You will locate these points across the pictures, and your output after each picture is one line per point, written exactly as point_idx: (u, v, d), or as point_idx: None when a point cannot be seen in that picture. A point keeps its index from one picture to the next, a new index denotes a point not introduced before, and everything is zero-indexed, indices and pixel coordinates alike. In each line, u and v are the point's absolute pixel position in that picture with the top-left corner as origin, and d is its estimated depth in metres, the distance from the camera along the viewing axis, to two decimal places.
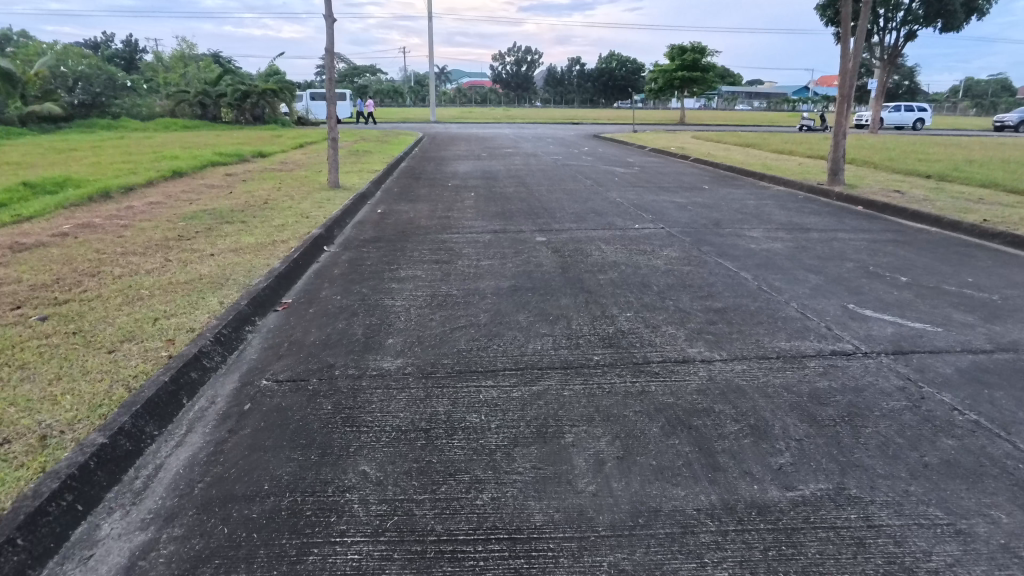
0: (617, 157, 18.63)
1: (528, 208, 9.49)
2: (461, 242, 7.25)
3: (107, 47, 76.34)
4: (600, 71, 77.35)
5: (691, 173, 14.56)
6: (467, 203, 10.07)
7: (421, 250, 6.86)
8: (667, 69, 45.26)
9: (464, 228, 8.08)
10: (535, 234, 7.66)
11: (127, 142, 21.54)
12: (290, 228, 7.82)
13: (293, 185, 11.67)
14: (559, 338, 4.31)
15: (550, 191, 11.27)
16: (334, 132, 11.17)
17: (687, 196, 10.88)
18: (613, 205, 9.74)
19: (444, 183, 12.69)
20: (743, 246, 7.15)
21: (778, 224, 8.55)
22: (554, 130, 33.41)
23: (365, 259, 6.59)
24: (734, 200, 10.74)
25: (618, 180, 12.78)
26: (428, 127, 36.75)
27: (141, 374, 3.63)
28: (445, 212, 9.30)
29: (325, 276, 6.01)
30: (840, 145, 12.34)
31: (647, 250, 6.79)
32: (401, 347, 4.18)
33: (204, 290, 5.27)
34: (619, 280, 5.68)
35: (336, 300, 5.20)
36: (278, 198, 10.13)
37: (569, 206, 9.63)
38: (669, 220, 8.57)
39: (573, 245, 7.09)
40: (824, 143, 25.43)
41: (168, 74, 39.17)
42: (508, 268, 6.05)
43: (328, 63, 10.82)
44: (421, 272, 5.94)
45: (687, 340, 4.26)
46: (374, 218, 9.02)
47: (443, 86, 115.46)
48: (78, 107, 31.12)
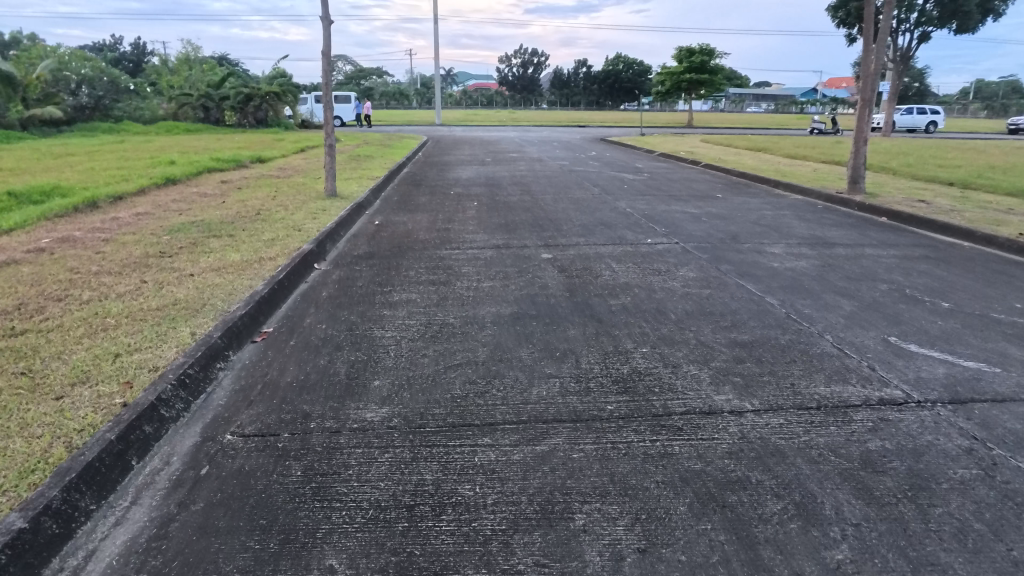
0: (625, 162, 18.13)
1: (533, 219, 9.00)
2: (460, 259, 6.77)
3: (114, 50, 76.53)
4: (607, 73, 76.82)
5: (702, 180, 14.04)
6: (469, 214, 9.59)
7: (417, 268, 6.37)
8: (674, 71, 44.71)
9: (465, 243, 7.59)
10: (541, 250, 7.17)
11: (126, 146, 21.21)
12: (280, 242, 7.36)
13: (289, 193, 11.24)
14: (568, 381, 3.80)
15: (556, 200, 10.78)
16: (330, 138, 10.71)
17: (700, 206, 10.35)
18: (623, 216, 9.23)
19: (446, 191, 12.22)
20: (765, 264, 6.63)
21: (800, 239, 8.02)
22: (560, 133, 32.91)
23: (356, 278, 6.11)
24: (750, 210, 10.21)
25: (627, 188, 12.28)
26: (432, 130, 36.33)
27: (86, 430, 3.15)
28: (445, 224, 8.81)
29: (312, 299, 5.53)
30: (861, 152, 11.77)
31: (661, 269, 6.30)
32: (389, 392, 3.69)
33: (176, 318, 4.80)
34: (632, 306, 5.18)
35: (320, 330, 4.72)
36: (272, 208, 9.68)
37: (576, 217, 9.13)
38: (683, 233, 8.07)
39: (581, 262, 6.60)
40: (837, 147, 24.83)
41: (171, 76, 38.94)
42: (511, 292, 5.55)
43: (325, 66, 10.36)
44: (416, 296, 5.46)
45: (713, 386, 3.75)
46: (370, 231, 8.56)
47: (449, 88, 115.26)
48: (80, 110, 30.90)
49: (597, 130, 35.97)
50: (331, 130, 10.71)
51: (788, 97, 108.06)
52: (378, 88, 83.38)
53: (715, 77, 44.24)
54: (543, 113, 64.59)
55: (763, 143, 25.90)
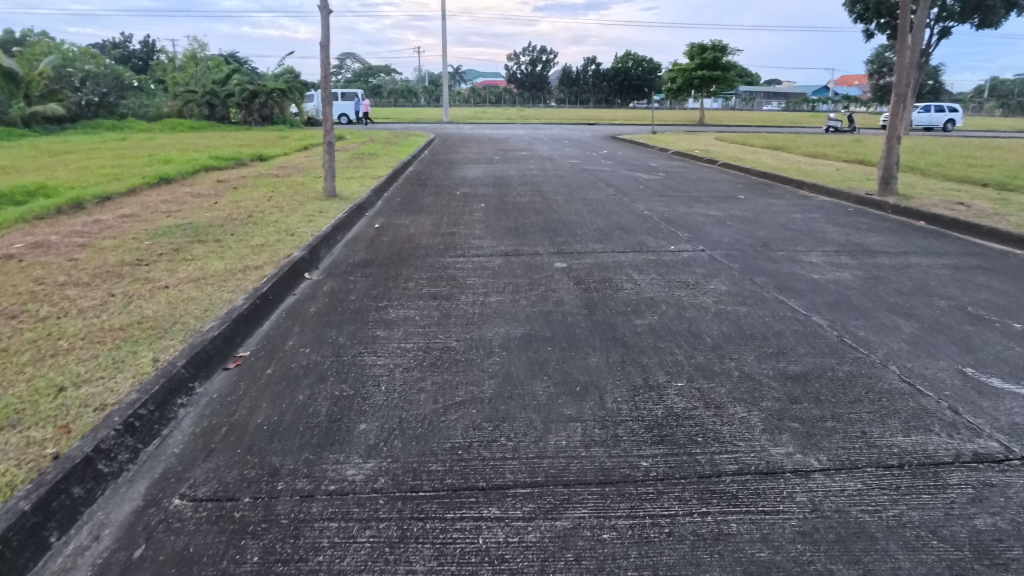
0: (639, 161, 17.42)
1: (545, 223, 8.35)
2: (466, 268, 6.15)
3: (123, 48, 76.55)
4: (616, 71, 75.94)
5: (722, 180, 13.34)
6: (476, 216, 8.97)
7: (417, 279, 5.74)
8: (686, 68, 43.86)
9: (471, 249, 6.95)
10: (554, 258, 6.52)
11: (126, 143, 20.76)
12: (270, 249, 6.77)
13: (287, 194, 10.65)
14: (591, 427, 3.16)
15: (568, 201, 10.12)
16: (330, 135, 10.11)
17: (723, 208, 9.67)
18: (641, 220, 8.56)
19: (452, 191, 11.61)
20: (804, 276, 5.95)
21: (837, 245, 7.33)
22: (570, 131, 32.22)
23: (350, 291, 5.49)
24: (777, 213, 9.50)
25: (643, 189, 11.61)
26: (440, 128, 35.74)
27: (0, 493, 2.55)
28: (450, 228, 8.17)
29: (297, 316, 4.92)
30: (894, 150, 11.03)
31: (690, 282, 5.64)
32: (376, 440, 3.07)
33: (140, 340, 4.20)
34: (661, 327, 4.52)
35: (303, 356, 4.11)
36: (266, 210, 9.09)
37: (590, 221, 8.47)
38: (708, 240, 7.40)
39: (599, 272, 5.95)
40: (857, 146, 24.02)
41: (177, 73, 38.53)
42: (522, 309, 4.91)
43: (323, 58, 9.75)
44: (414, 312, 4.84)
45: (767, 434, 3.10)
46: (369, 235, 7.94)
47: (457, 86, 114.78)
48: (84, 107, 30.52)
49: (608, 128, 35.26)
50: (330, 126, 10.09)
51: (800, 95, 106.59)
52: (386, 86, 82.86)
53: (728, 74, 43.34)
54: (553, 111, 63.91)
55: (781, 141, 25.07)
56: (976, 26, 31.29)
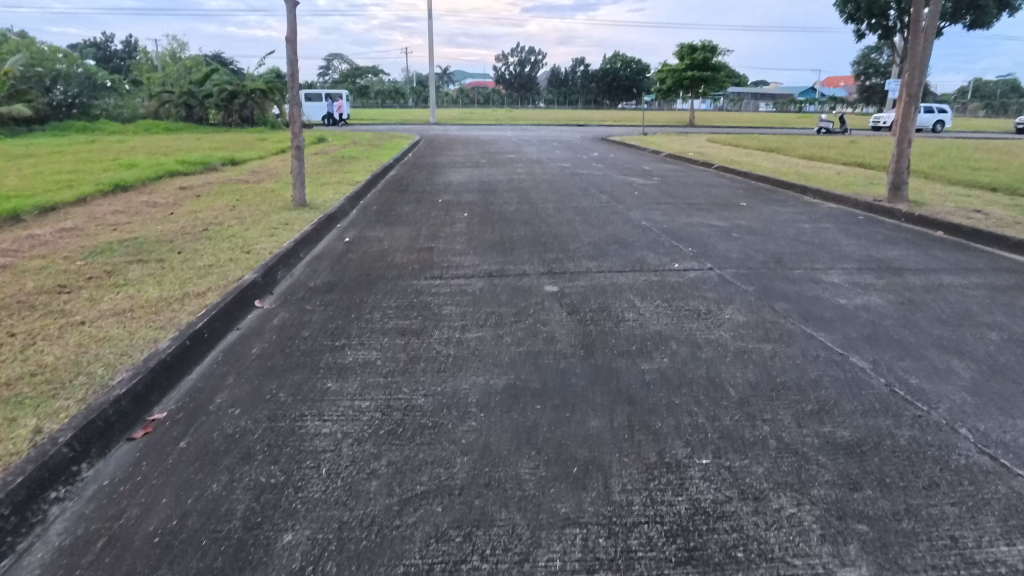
0: (632, 164, 16.68)
1: (533, 236, 7.55)
2: (443, 292, 5.35)
3: (102, 48, 74.91)
4: (605, 71, 75.46)
5: (720, 185, 12.65)
6: (458, 227, 8.18)
7: (384, 309, 4.92)
8: (676, 68, 43.29)
9: (450, 269, 6.13)
10: (544, 279, 5.73)
11: (94, 146, 19.76)
12: (218, 269, 5.91)
13: (253, 202, 9.78)
14: (594, 536, 2.37)
15: (558, 210, 9.34)
16: (298, 138, 9.26)
17: (726, 217, 8.94)
18: (639, 232, 7.79)
19: (433, 198, 10.82)
20: (829, 302, 5.19)
21: (858, 261, 6.61)
22: (560, 132, 31.50)
23: (304, 324, 4.66)
24: (784, 223, 8.78)
25: (638, 195, 10.88)
26: (426, 129, 34.91)
27: None
28: (428, 243, 7.34)
29: (235, 360, 4.07)
30: (904, 154, 10.35)
31: (700, 311, 4.87)
32: (302, 562, 2.25)
33: (25, 401, 3.35)
34: (674, 375, 3.74)
35: (229, 420, 3.27)
36: (225, 222, 8.23)
37: (583, 234, 7.69)
38: (716, 256, 6.63)
39: (596, 299, 5.17)
40: (853, 147, 23.48)
41: (153, 72, 37.33)
42: (505, 350, 4.09)
43: (289, 55, 8.88)
44: (376, 356, 4.02)
45: (829, 546, 2.32)
46: (337, 251, 7.10)
47: (445, 87, 113.99)
48: (55, 108, 29.31)
49: (598, 129, 34.60)
50: (298, 129, 9.22)
51: (788, 96, 106.77)
52: (373, 86, 81.71)
53: (718, 75, 42.85)
54: (542, 112, 63.38)
55: (775, 143, 24.51)
56: (967, 27, 30.98)
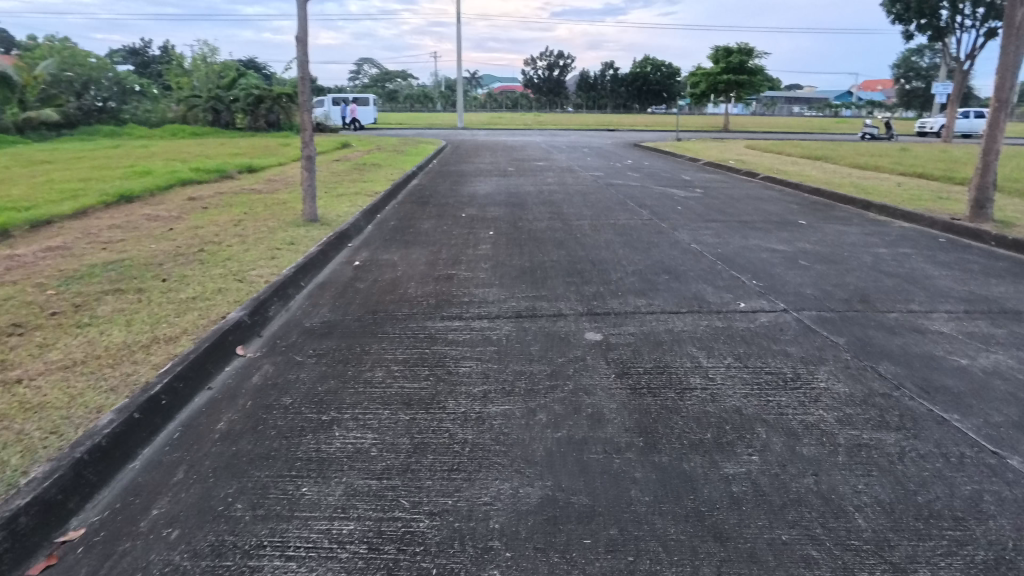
0: (669, 174, 15.57)
1: (568, 263, 6.58)
2: (463, 340, 4.42)
3: (139, 54, 76.36)
4: (636, 75, 74.16)
5: (771, 199, 11.52)
6: (482, 249, 7.26)
7: (389, 365, 4.01)
8: (711, 72, 41.88)
9: (472, 306, 5.19)
10: (584, 323, 4.74)
11: (115, 152, 19.43)
12: (203, 304, 5.08)
13: (262, 216, 9.01)
14: None
15: (595, 229, 8.35)
16: (309, 147, 8.45)
17: (787, 240, 7.84)
18: (691, 258, 6.74)
19: (457, 213, 9.96)
20: (948, 364, 4.10)
21: (963, 302, 5.46)
22: (590, 138, 30.47)
23: (289, 386, 3.77)
24: (856, 248, 7.63)
25: (682, 211, 9.81)
26: (453, 134, 34.24)
27: None
28: (448, 269, 6.42)
29: (194, 441, 3.19)
30: (990, 167, 9.10)
31: (785, 377, 3.84)
32: None
33: None
34: (772, 488, 2.73)
35: (162, 551, 2.39)
36: (226, 241, 7.46)
37: (625, 260, 6.70)
38: (787, 293, 5.57)
39: (649, 354, 4.17)
40: (906, 155, 21.96)
41: (183, 76, 37.42)
42: (539, 436, 3.13)
43: (300, 56, 8.07)
44: (371, 442, 3.10)
45: None
46: (344, 278, 6.23)
47: (472, 91, 113.90)
48: (86, 113, 29.39)
49: (630, 135, 33.42)
50: (308, 138, 8.39)
51: (824, 100, 103.62)
52: (401, 90, 81.74)
53: (755, 79, 41.30)
54: (571, 117, 62.45)
55: (820, 151, 23.11)
56: None
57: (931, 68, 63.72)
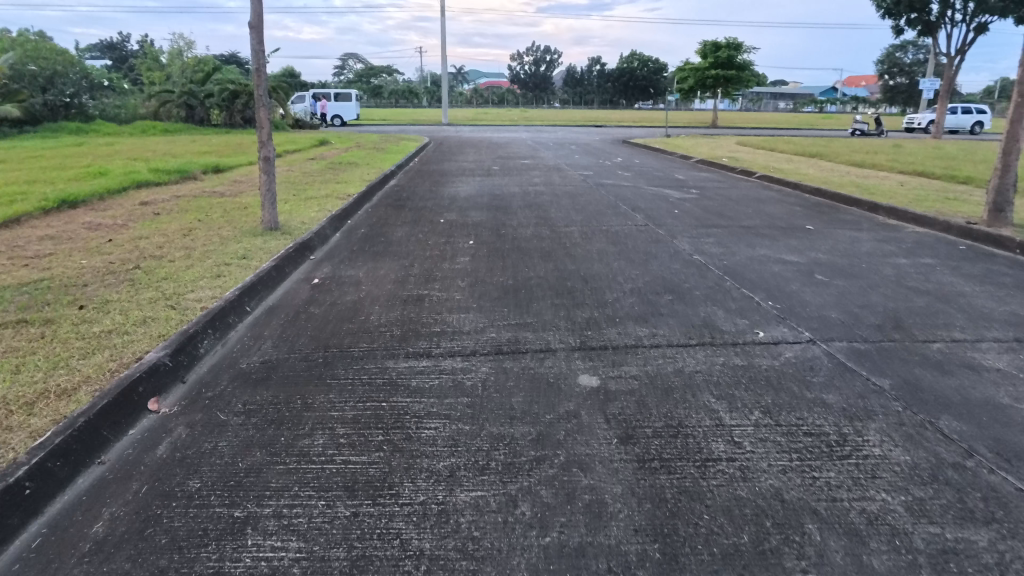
0: (661, 172, 14.81)
1: (556, 279, 5.79)
2: (429, 389, 3.60)
3: (114, 48, 74.41)
4: (622, 71, 73.56)
5: (772, 200, 10.82)
6: (459, 262, 6.44)
7: (334, 428, 3.19)
8: (699, 67, 41.29)
9: (443, 339, 4.38)
10: (577, 362, 3.94)
11: (76, 149, 18.34)
12: (118, 340, 4.22)
13: (217, 224, 8.11)
14: None
15: (586, 237, 7.56)
16: (266, 147, 7.56)
17: (797, 250, 7.11)
18: (695, 274, 5.99)
19: (435, 218, 9.14)
20: (1019, 416, 3.36)
21: (1011, 327, 4.74)
22: (578, 134, 29.62)
23: (201, 461, 2.94)
24: (873, 258, 6.91)
25: (679, 215, 9.06)
26: (437, 130, 33.33)
27: None
28: (419, 288, 5.60)
29: (53, 557, 2.36)
30: (1010, 167, 8.43)
31: (829, 442, 3.07)
32: None
33: None
34: None
35: None
36: (170, 254, 6.57)
37: (621, 276, 5.92)
38: (810, 318, 4.81)
39: (658, 408, 3.38)
40: (900, 151, 21.46)
41: (156, 71, 36.11)
42: (519, 544, 2.34)
43: (254, 45, 7.17)
44: (293, 560, 2.29)
45: None
46: (299, 301, 5.39)
47: (458, 86, 112.86)
48: (52, 109, 28.13)
49: (618, 131, 32.64)
50: (266, 137, 7.48)
51: (811, 95, 103.63)
52: (385, 86, 80.50)
53: (743, 73, 40.71)
54: (558, 113, 61.73)
55: (814, 147, 22.54)
56: None
57: (917, 63, 63.60)
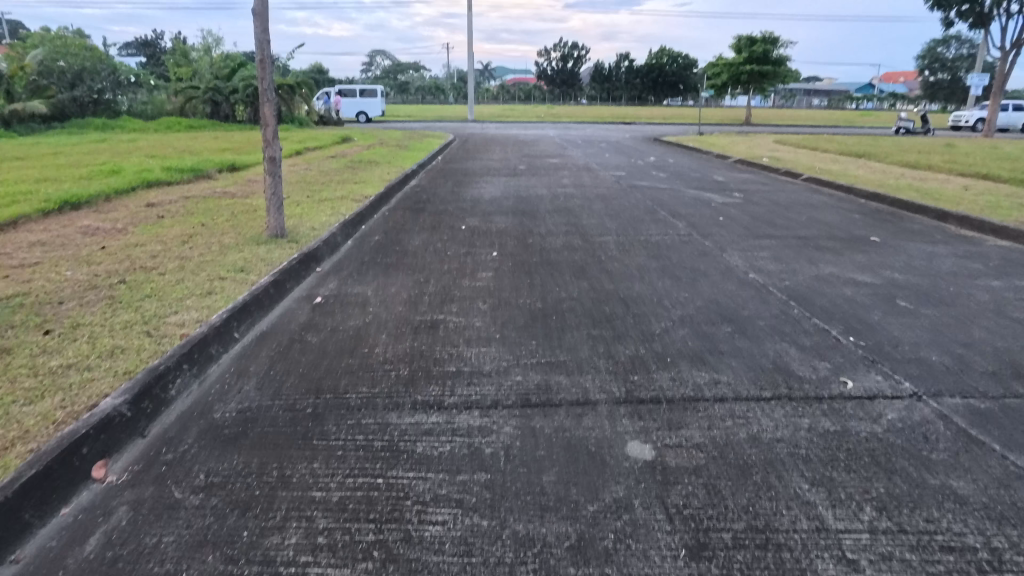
0: (699, 174, 13.83)
1: (592, 303, 5.00)
2: (438, 461, 2.86)
3: (147, 45, 75.65)
4: (651, 67, 72.06)
5: (826, 206, 9.83)
6: (480, 279, 5.69)
7: (313, 519, 2.47)
8: (733, 62, 39.86)
9: (458, 384, 3.62)
10: (624, 423, 3.16)
11: (96, 146, 18.11)
12: (75, 378, 3.57)
13: (221, 230, 7.51)
14: None
15: (623, 249, 6.74)
16: (272, 146, 6.90)
17: (868, 268, 6.18)
18: (754, 297, 5.13)
19: (455, 223, 8.42)
20: None
21: None
22: (607, 131, 28.62)
23: (136, 568, 2.25)
24: (960, 279, 5.95)
25: (725, 223, 8.16)
26: (462, 127, 32.65)
27: None
28: (433, 311, 4.86)
29: None
30: None
31: (979, 564, 2.24)
32: None
33: None
34: None
35: None
36: (161, 265, 5.96)
37: (668, 299, 5.09)
38: (906, 362, 3.94)
39: (734, 498, 2.58)
40: (954, 151, 20.06)
41: (183, 67, 36.11)
42: None
43: (258, 35, 6.50)
44: None
45: None
46: (296, 324, 4.70)
47: (484, 82, 112.37)
48: (80, 106, 28.24)
49: (648, 129, 31.60)
50: (271, 135, 6.83)
51: (848, 91, 100.13)
52: (411, 82, 80.23)
53: (779, 69, 39.14)
54: (585, 110, 60.52)
55: (858, 146, 21.24)
56: None
57: (962, 58, 60.62)
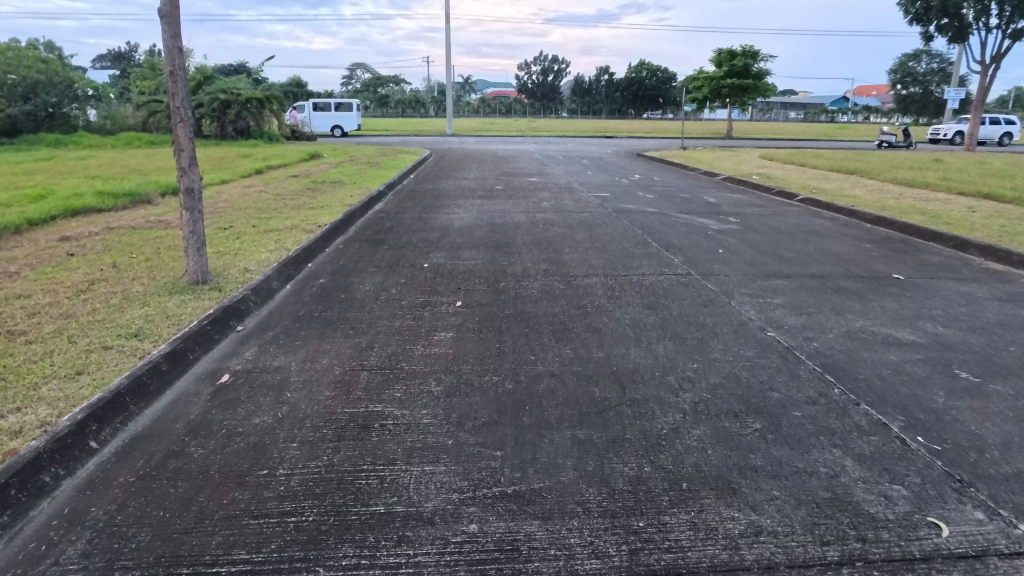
0: (689, 194, 12.89)
1: (576, 382, 3.88)
2: None
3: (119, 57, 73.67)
4: (631, 81, 71.95)
5: (832, 235, 8.90)
6: (436, 343, 4.56)
7: None
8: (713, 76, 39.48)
9: (383, 545, 2.47)
10: None
11: (38, 165, 16.63)
12: None
13: (133, 274, 6.28)
14: None
15: (612, 297, 5.67)
16: (189, 174, 5.72)
17: (905, 320, 5.16)
18: (782, 370, 4.06)
19: (418, 259, 7.29)
20: None
21: None
22: (588, 146, 27.82)
23: None
24: (1016, 333, 4.95)
25: (727, 259, 7.14)
26: (440, 142, 31.55)
27: None
28: (370, 399, 3.70)
29: None
30: None
31: None
32: None
33: None
34: None
35: None
36: (34, 327, 4.73)
37: (674, 374, 4.00)
38: (1006, 482, 2.87)
39: None
40: (945, 167, 19.42)
41: (149, 80, 34.62)
42: None
43: (166, 41, 5.36)
44: None
45: None
46: (183, 423, 3.50)
47: (464, 96, 111.95)
48: (33, 120, 26.61)
49: (629, 144, 30.87)
50: (187, 161, 5.65)
51: (824, 104, 101.47)
52: (391, 96, 79.11)
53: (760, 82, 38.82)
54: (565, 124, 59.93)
55: (846, 162, 20.55)
56: None
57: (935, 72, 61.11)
